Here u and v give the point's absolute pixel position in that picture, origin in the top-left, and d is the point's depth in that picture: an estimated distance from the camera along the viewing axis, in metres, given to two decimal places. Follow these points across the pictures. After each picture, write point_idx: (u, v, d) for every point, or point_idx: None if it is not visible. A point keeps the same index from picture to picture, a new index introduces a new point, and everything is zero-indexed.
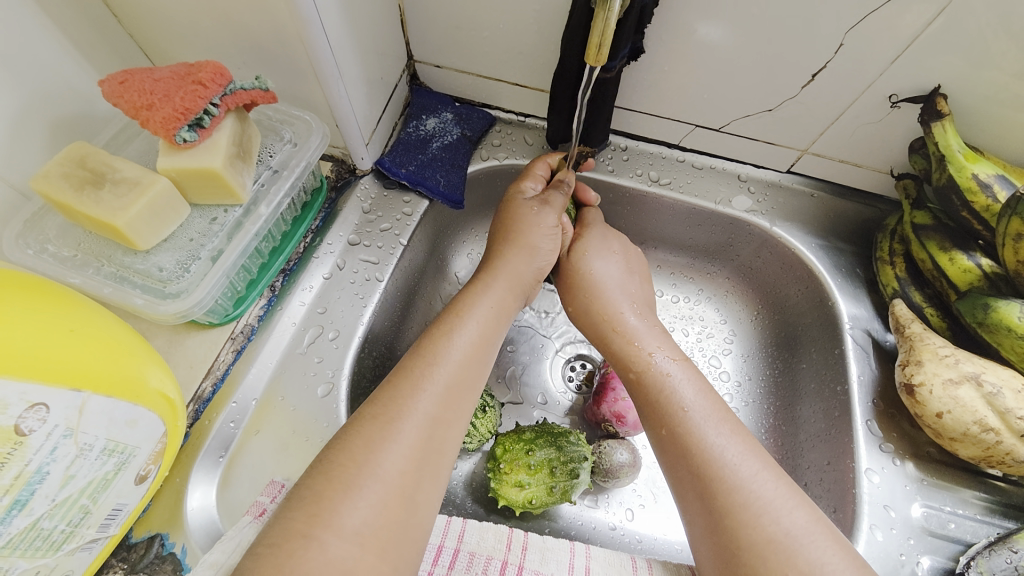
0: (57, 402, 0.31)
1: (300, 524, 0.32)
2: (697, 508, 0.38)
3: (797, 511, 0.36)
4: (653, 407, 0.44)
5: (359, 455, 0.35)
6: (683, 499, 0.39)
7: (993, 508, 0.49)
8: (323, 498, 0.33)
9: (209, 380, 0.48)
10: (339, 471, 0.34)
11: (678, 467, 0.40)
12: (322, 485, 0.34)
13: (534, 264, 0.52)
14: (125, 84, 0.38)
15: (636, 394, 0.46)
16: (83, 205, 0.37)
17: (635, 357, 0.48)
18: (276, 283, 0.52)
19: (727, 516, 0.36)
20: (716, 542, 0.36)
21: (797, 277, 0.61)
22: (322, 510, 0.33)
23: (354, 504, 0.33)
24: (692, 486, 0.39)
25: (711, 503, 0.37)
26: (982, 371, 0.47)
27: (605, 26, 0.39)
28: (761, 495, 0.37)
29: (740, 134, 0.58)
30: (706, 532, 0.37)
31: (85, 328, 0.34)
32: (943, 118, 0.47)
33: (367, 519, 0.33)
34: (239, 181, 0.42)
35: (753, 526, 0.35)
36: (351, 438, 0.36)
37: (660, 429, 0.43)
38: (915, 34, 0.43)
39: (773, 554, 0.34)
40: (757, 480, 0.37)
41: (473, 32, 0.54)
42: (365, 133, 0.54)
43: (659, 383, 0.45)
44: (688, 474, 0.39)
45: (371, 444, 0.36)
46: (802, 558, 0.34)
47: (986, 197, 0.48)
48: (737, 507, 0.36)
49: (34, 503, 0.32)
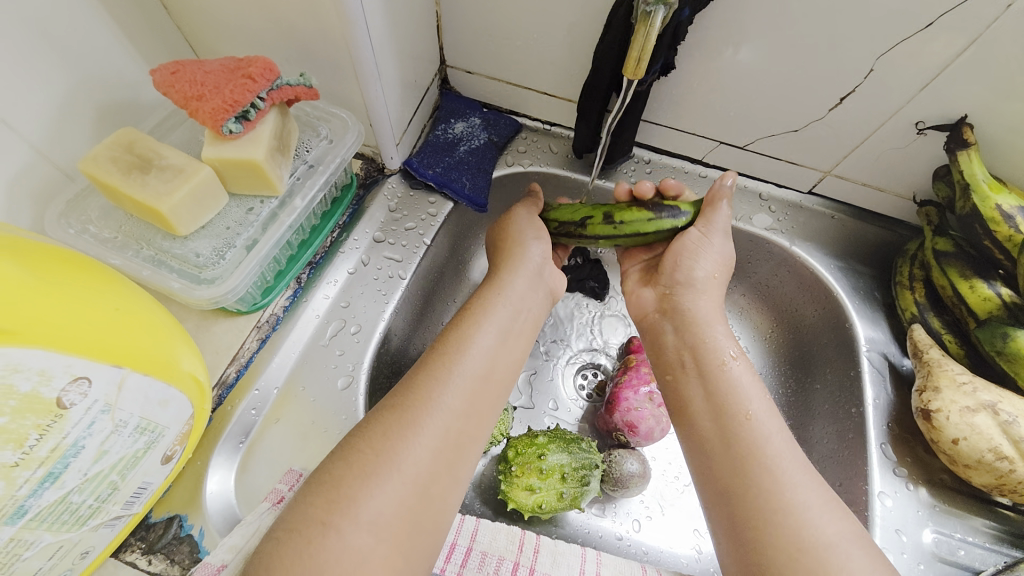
0: (99, 377, 0.32)
1: (319, 510, 0.32)
2: (754, 495, 0.37)
3: (830, 517, 0.36)
4: (735, 395, 0.42)
5: (378, 442, 0.35)
6: (739, 490, 0.38)
7: (1003, 537, 0.49)
8: (341, 484, 0.33)
9: (234, 366, 0.48)
10: (363, 458, 0.35)
11: (748, 457, 0.38)
12: (342, 469, 0.34)
13: (536, 248, 0.52)
14: (176, 75, 0.39)
15: (717, 378, 0.44)
16: (130, 188, 0.38)
17: (707, 346, 0.46)
18: (302, 276, 0.53)
19: (789, 513, 0.36)
20: (757, 541, 0.35)
21: (815, 297, 0.62)
22: (340, 496, 0.33)
23: (370, 495, 0.33)
24: (761, 474, 0.37)
25: (772, 496, 0.36)
26: (999, 401, 0.47)
27: (646, 40, 0.40)
28: (810, 501, 0.36)
29: (763, 153, 0.59)
30: (761, 524, 0.36)
31: (128, 307, 0.35)
32: (968, 148, 0.48)
33: (385, 512, 0.33)
34: (278, 173, 0.43)
35: (812, 524, 0.35)
36: (369, 427, 0.37)
37: (744, 416, 0.41)
38: (945, 63, 0.44)
39: (829, 554, 0.34)
40: (812, 483, 0.37)
41: (507, 40, 0.55)
42: (397, 133, 0.56)
43: (743, 376, 0.43)
44: (757, 464, 0.38)
45: (389, 433, 0.36)
46: (854, 565, 0.33)
47: (1009, 228, 0.48)
48: (797, 504, 0.36)
49: (66, 476, 0.33)
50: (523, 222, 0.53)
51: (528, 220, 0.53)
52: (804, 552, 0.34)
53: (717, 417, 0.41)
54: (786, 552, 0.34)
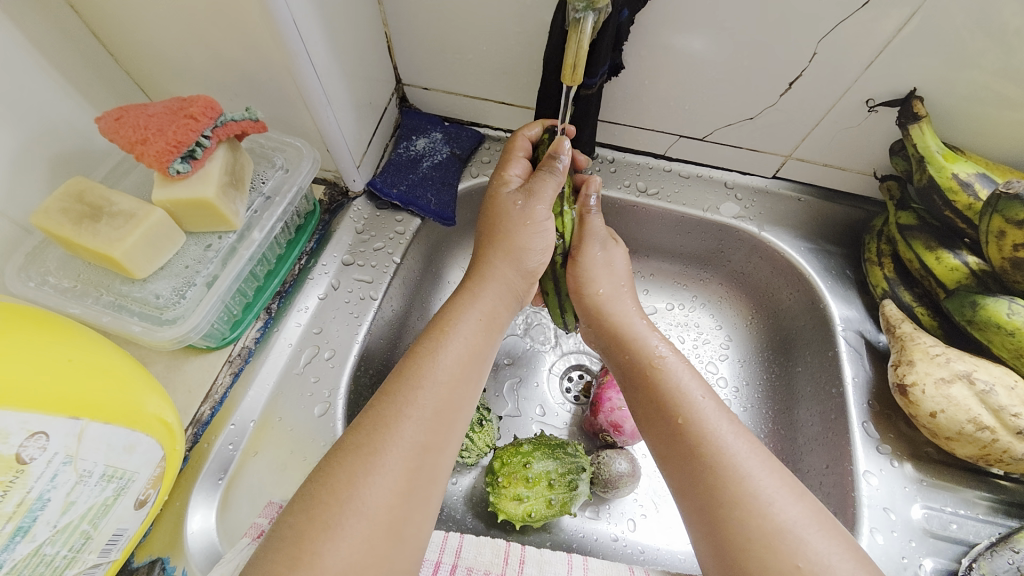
0: (56, 430, 0.32)
1: (283, 567, 0.31)
2: (699, 496, 0.38)
3: (789, 504, 0.36)
4: (663, 397, 0.43)
5: (341, 491, 0.34)
6: (685, 494, 0.39)
7: (996, 507, 0.49)
8: (303, 539, 0.33)
9: (208, 403, 0.49)
10: (318, 510, 0.33)
11: (686, 462, 0.39)
12: (304, 523, 0.33)
13: (522, 269, 0.49)
14: (120, 121, 0.39)
15: (645, 384, 0.45)
16: (82, 237, 0.39)
17: (639, 342, 0.48)
18: (272, 306, 0.54)
19: (735, 507, 0.36)
20: (720, 536, 0.36)
21: (789, 280, 0.62)
22: (303, 552, 0.32)
23: (333, 547, 0.32)
24: (700, 475, 0.38)
25: (716, 494, 0.37)
26: (974, 369, 0.47)
27: (579, 47, 0.40)
28: (762, 489, 0.36)
29: (724, 143, 0.59)
30: (707, 526, 0.37)
31: (84, 357, 0.36)
32: (920, 120, 0.48)
33: (350, 562, 0.32)
34: (232, 208, 0.43)
35: (762, 515, 0.35)
36: (331, 473, 0.35)
37: (676, 419, 0.41)
38: (887, 40, 0.44)
39: (782, 543, 0.34)
40: (765, 470, 0.38)
41: (458, 54, 0.56)
42: (356, 156, 0.56)
43: (673, 374, 0.44)
44: (696, 464, 0.39)
45: (353, 480, 0.35)
46: (808, 548, 0.34)
47: (968, 196, 0.48)
48: (746, 496, 0.36)
49: (36, 529, 0.33)
50: (533, 230, 0.49)
51: (540, 229, 0.49)
52: (764, 547, 0.34)
53: (665, 417, 0.42)
54: (749, 546, 0.35)
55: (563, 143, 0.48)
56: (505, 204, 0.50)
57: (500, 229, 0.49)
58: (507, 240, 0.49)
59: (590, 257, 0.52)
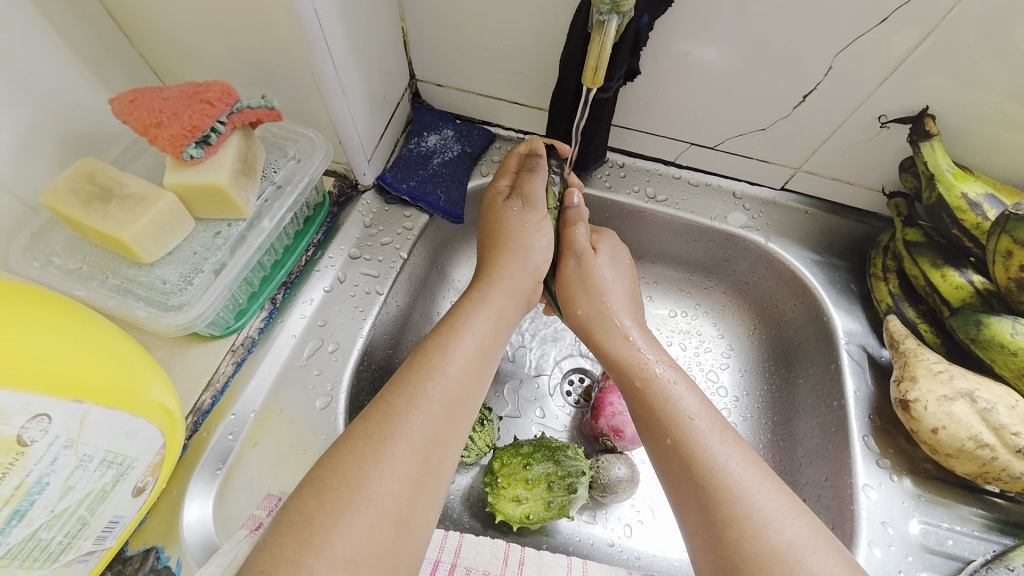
0: (59, 414, 0.32)
1: (290, 551, 0.31)
2: (694, 513, 0.38)
3: (791, 521, 0.36)
4: (656, 416, 0.43)
5: (351, 477, 0.34)
6: (683, 508, 0.39)
7: (991, 525, 0.49)
8: (313, 524, 0.32)
9: (209, 392, 0.48)
10: (329, 494, 0.33)
11: (681, 479, 0.39)
12: (313, 508, 0.33)
13: (530, 265, 0.50)
14: (134, 103, 0.39)
15: (636, 404, 0.45)
16: (90, 219, 0.38)
17: (631, 358, 0.47)
18: (277, 297, 0.53)
19: (729, 527, 0.36)
20: (717, 553, 0.36)
21: (793, 292, 0.62)
22: (312, 536, 0.31)
23: (343, 532, 0.32)
24: (694, 493, 0.38)
25: (712, 513, 0.37)
26: (975, 388, 0.47)
27: (602, 49, 0.40)
28: (760, 510, 0.36)
29: (734, 152, 0.59)
30: (705, 543, 0.37)
31: (88, 340, 0.35)
32: (931, 138, 0.49)
33: (358, 548, 0.32)
34: (243, 196, 0.43)
35: (757, 536, 0.35)
36: (342, 460, 0.35)
37: (667, 438, 0.41)
38: (903, 56, 0.44)
39: (779, 566, 0.34)
40: (762, 489, 0.37)
41: (473, 52, 0.55)
42: (367, 149, 0.55)
43: (663, 394, 0.44)
44: (690, 483, 0.39)
45: (363, 466, 0.34)
46: (806, 569, 0.34)
47: (976, 215, 0.49)
48: (741, 515, 0.36)
49: (33, 514, 0.32)
50: (534, 230, 0.51)
51: (540, 229, 0.51)
52: (757, 567, 0.34)
53: (662, 434, 0.42)
54: (743, 566, 0.35)
55: (537, 141, 0.54)
56: (500, 214, 0.52)
57: (503, 236, 0.51)
58: (513, 241, 0.50)
59: (569, 275, 0.52)
